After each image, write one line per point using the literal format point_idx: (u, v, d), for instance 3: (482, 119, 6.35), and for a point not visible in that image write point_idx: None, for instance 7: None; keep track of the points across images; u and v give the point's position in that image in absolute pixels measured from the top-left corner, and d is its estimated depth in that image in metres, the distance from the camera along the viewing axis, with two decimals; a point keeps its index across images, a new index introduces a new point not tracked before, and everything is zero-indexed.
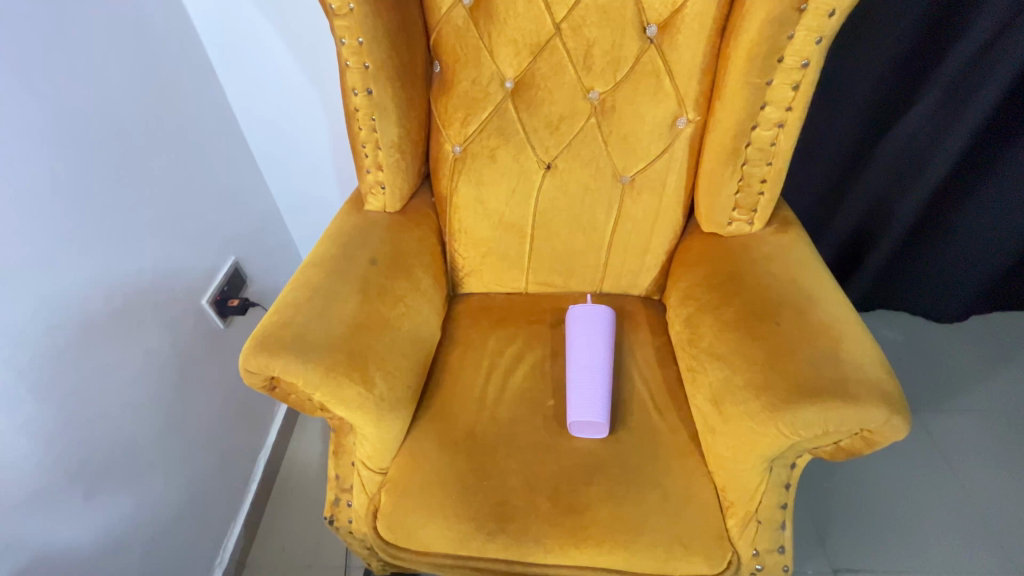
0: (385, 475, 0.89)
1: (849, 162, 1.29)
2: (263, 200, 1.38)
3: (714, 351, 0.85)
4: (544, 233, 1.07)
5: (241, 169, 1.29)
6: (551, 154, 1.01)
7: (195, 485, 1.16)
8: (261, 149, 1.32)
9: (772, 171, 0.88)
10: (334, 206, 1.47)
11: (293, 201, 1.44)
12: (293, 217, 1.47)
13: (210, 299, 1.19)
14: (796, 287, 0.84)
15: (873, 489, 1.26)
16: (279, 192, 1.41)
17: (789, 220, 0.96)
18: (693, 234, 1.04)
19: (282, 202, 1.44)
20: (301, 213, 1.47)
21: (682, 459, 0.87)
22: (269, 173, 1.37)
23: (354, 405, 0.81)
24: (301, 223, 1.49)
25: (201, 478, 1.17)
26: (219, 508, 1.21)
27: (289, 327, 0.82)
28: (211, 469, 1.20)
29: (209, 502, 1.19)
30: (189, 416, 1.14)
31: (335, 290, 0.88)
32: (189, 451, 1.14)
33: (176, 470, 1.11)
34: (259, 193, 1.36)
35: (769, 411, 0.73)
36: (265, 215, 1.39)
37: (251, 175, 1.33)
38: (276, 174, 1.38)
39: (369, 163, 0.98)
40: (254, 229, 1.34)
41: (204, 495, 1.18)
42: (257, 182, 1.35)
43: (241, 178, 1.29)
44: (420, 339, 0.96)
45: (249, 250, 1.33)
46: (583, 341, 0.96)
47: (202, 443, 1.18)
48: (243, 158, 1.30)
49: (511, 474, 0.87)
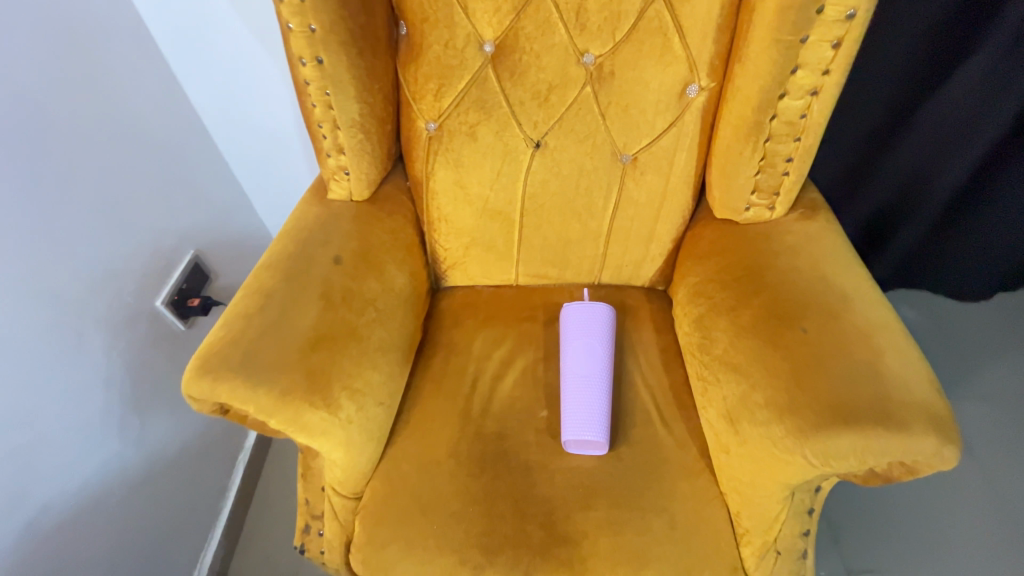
0: (360, 501, 0.79)
1: (883, 130, 1.15)
2: (225, 186, 1.23)
3: (730, 361, 0.74)
4: (535, 221, 0.95)
5: (196, 152, 1.15)
6: (540, 131, 0.87)
7: (164, 501, 1.07)
8: (215, 125, 1.17)
9: (800, 148, 0.74)
10: (305, 185, 1.31)
11: (260, 184, 1.29)
12: (261, 201, 1.33)
13: (167, 300, 1.06)
14: (828, 286, 0.71)
15: (898, 484, 1.17)
16: (243, 172, 1.26)
17: (817, 203, 0.83)
18: (705, 219, 0.91)
19: (249, 186, 1.29)
20: (269, 196, 1.32)
21: (690, 480, 0.77)
22: (230, 154, 1.23)
23: (317, 432, 0.71)
24: (270, 207, 1.34)
25: (170, 493, 1.08)
26: (192, 521, 1.12)
27: (237, 344, 0.70)
28: (182, 482, 1.11)
29: (182, 516, 1.10)
30: (150, 430, 1.04)
31: (293, 297, 0.76)
32: (154, 466, 1.05)
33: (139, 487, 1.02)
34: (219, 178, 1.22)
35: (793, 438, 0.63)
36: (229, 202, 1.25)
37: (207, 157, 1.18)
38: (237, 155, 1.23)
39: (328, 145, 0.84)
40: (213, 215, 1.20)
41: (176, 510, 1.09)
42: (216, 165, 1.21)
43: (197, 163, 1.15)
44: (395, 347, 0.85)
45: (211, 237, 1.19)
46: (580, 346, 0.84)
47: (170, 458, 1.08)
48: (196, 137, 1.14)
49: (500, 499, 0.77)
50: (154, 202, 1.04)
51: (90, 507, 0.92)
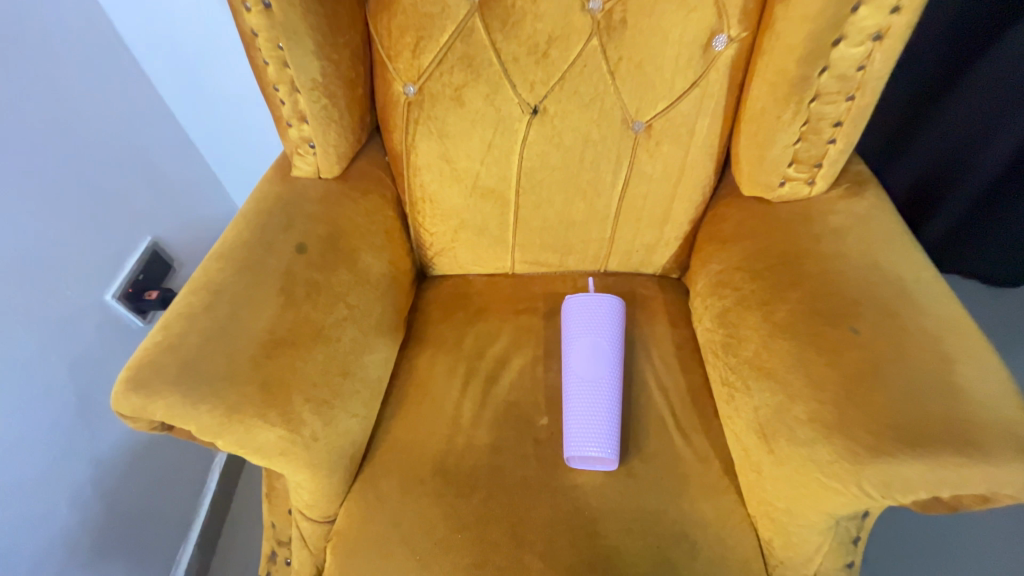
0: (333, 525, 0.69)
1: (933, 88, 0.98)
2: (184, 160, 1.09)
3: (763, 366, 0.63)
4: (532, 200, 0.82)
5: (147, 122, 1.00)
6: (538, 94, 0.74)
7: (131, 518, 0.94)
8: (170, 89, 1.01)
9: (853, 110, 0.61)
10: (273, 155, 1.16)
11: (223, 157, 1.14)
12: (227, 176, 1.18)
13: (119, 293, 0.93)
14: (883, 277, 0.60)
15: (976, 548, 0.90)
16: (205, 144, 1.11)
17: (864, 176, 0.70)
18: (729, 197, 0.78)
19: (212, 159, 1.15)
20: (234, 170, 1.17)
21: (713, 501, 0.66)
22: (188, 124, 1.07)
23: (275, 452, 0.61)
24: (237, 182, 1.20)
25: (136, 509, 0.96)
26: (163, 533, 1.01)
27: (177, 351, 0.58)
28: (149, 495, 0.98)
29: (149, 532, 0.98)
30: (109, 441, 0.91)
31: (246, 293, 0.65)
32: (114, 481, 0.92)
33: (98, 504, 0.89)
34: (176, 151, 1.07)
35: (847, 464, 0.51)
36: (190, 177, 1.11)
37: (162, 127, 1.03)
38: (196, 124, 1.08)
39: (288, 112, 0.71)
40: (170, 192, 1.06)
41: (146, 524, 0.97)
42: (173, 136, 1.06)
43: (149, 134, 1.00)
44: (370, 349, 0.74)
45: (169, 219, 1.06)
46: (585, 346, 0.73)
47: (134, 471, 0.95)
48: (147, 103, 0.99)
49: (494, 523, 0.67)
50: (98, 182, 0.90)
51: (49, 533, 0.80)
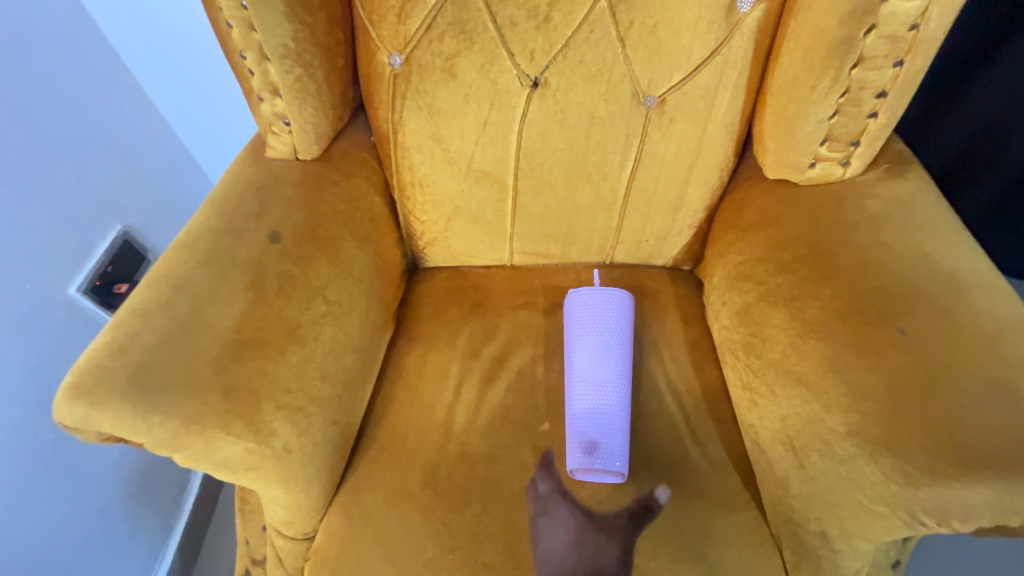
0: (312, 543, 0.63)
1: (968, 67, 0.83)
2: (155, 140, 0.98)
3: (792, 371, 0.56)
4: (532, 184, 0.75)
5: (109, 92, 0.88)
6: (538, 64, 0.66)
7: (106, 541, 0.84)
8: (133, 55, 0.89)
9: (900, 78, 0.53)
10: (250, 131, 1.04)
11: (196, 132, 1.03)
12: (203, 157, 1.07)
13: (85, 286, 0.84)
14: (933, 270, 0.52)
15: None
16: (176, 117, 0.99)
17: (904, 156, 0.63)
18: (750, 180, 0.71)
19: (186, 136, 1.03)
20: (210, 150, 1.06)
21: (733, 519, 0.59)
22: (155, 94, 0.95)
23: (241, 467, 0.54)
24: (214, 164, 1.09)
25: (112, 531, 0.85)
26: (139, 555, 0.89)
27: (128, 355, 0.51)
28: (127, 514, 0.87)
29: (124, 556, 0.86)
30: (76, 449, 0.79)
31: (210, 289, 0.57)
32: (82, 494, 0.80)
33: (62, 521, 0.77)
34: (145, 128, 0.96)
35: (895, 487, 0.45)
36: (161, 156, 1.00)
37: (129, 103, 0.92)
38: (167, 100, 0.96)
39: (260, 85, 0.64)
40: (138, 172, 0.95)
41: (121, 546, 0.86)
42: (139, 107, 0.94)
43: (112, 105, 0.89)
44: (352, 349, 0.67)
45: (140, 203, 0.95)
46: (589, 344, 0.66)
47: (107, 488, 0.84)
48: (108, 69, 0.87)
49: (489, 541, 0.60)
50: (56, 164, 0.80)
51: (9, 568, 0.69)
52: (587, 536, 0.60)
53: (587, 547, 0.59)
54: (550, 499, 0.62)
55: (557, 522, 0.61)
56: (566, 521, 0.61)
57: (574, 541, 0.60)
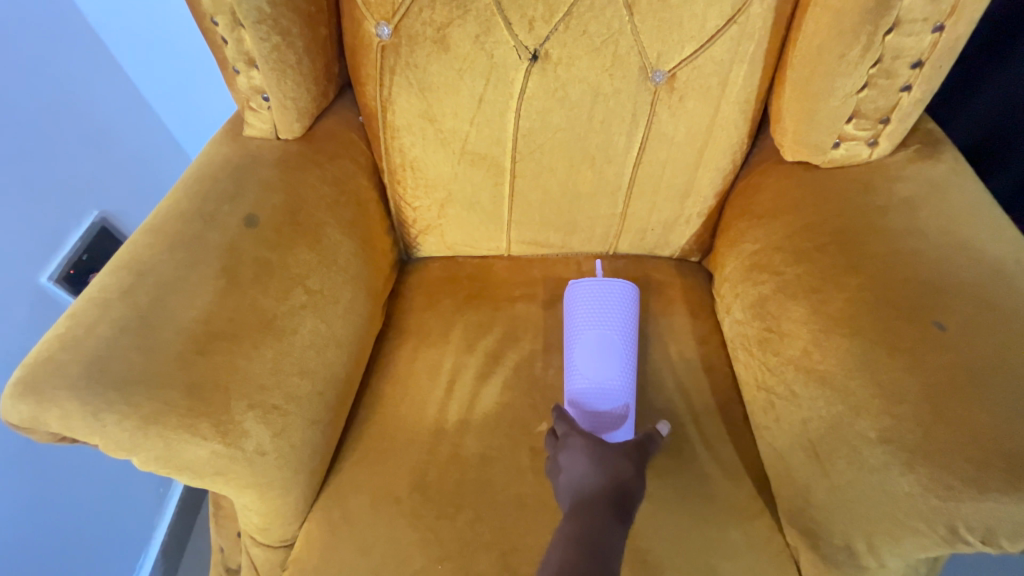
0: (290, 551, 0.59)
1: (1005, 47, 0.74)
2: (133, 119, 0.91)
3: (814, 369, 0.51)
4: (531, 168, 0.69)
5: (74, 58, 0.80)
6: (538, 34, 0.60)
7: (82, 546, 0.78)
8: (100, 16, 0.81)
9: (939, 46, 0.48)
10: (230, 104, 0.96)
11: (173, 104, 0.94)
12: (181, 131, 0.99)
13: (58, 275, 0.78)
14: (974, 261, 0.48)
15: None
16: (149, 87, 0.91)
17: (936, 136, 0.57)
18: (766, 164, 0.65)
19: (161, 108, 0.94)
20: (190, 131, 0.99)
21: (745, 529, 0.54)
22: (126, 60, 0.86)
23: (207, 471, 0.50)
24: (193, 139, 1.00)
25: (88, 536, 0.79)
26: (120, 556, 0.84)
27: (82, 348, 0.47)
28: (107, 515, 0.82)
29: (102, 559, 0.81)
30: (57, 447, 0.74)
31: (176, 278, 0.52)
32: (63, 494, 0.75)
33: (39, 525, 0.71)
34: (116, 98, 0.87)
35: (934, 500, 0.41)
36: (136, 131, 0.91)
37: (104, 80, 0.85)
38: (146, 76, 0.89)
39: (235, 55, 0.59)
40: (109, 147, 0.87)
41: (100, 548, 0.81)
42: (108, 75, 0.85)
43: (77, 73, 0.80)
44: (336, 343, 0.62)
45: (114, 183, 0.88)
46: (590, 340, 0.61)
47: (83, 491, 0.78)
48: (71, 33, 0.79)
49: (482, 551, 0.56)
50: (14, 139, 0.72)
51: None
52: (614, 467, 0.53)
53: (616, 476, 0.52)
54: (570, 435, 0.56)
55: (581, 455, 0.54)
56: (592, 453, 0.53)
57: (602, 469, 0.52)
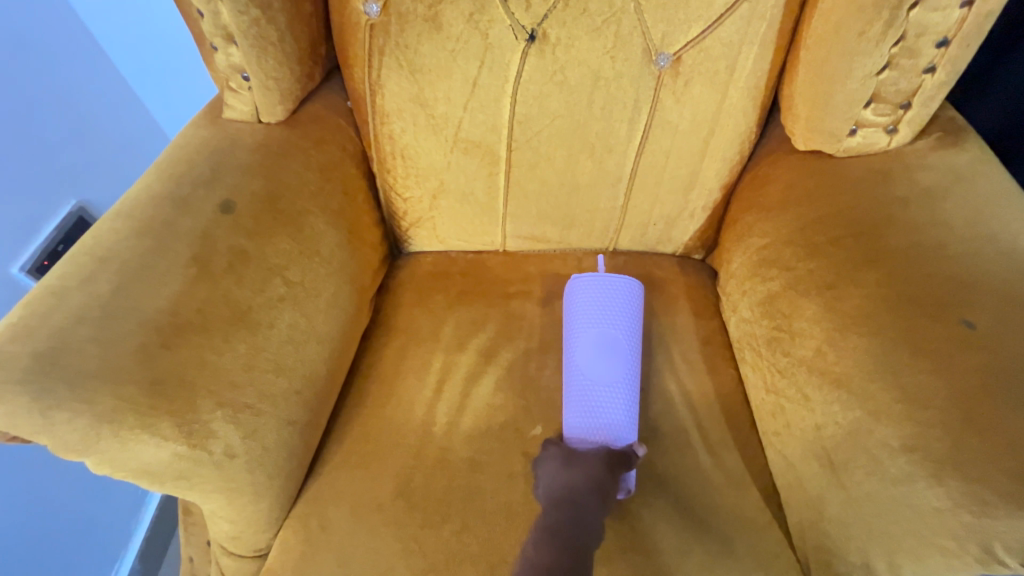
0: (263, 562, 0.55)
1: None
2: (114, 103, 0.87)
3: (829, 371, 0.48)
4: (527, 157, 0.66)
5: (51, 36, 0.76)
6: (536, 13, 0.57)
7: (57, 549, 0.74)
8: None
9: (968, 22, 0.45)
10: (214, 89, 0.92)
11: (155, 89, 0.90)
12: (164, 117, 0.94)
13: (31, 265, 0.74)
14: (1006, 256, 0.44)
15: None
16: (131, 70, 0.87)
17: (959, 124, 0.54)
18: (776, 154, 0.62)
19: (143, 93, 0.90)
20: (173, 117, 0.95)
21: (754, 543, 0.50)
22: (107, 41, 0.83)
23: (169, 474, 0.46)
24: (176, 126, 0.96)
25: (63, 537, 0.75)
26: (97, 557, 0.80)
27: (31, 340, 0.43)
28: (83, 516, 0.78)
29: (79, 560, 0.78)
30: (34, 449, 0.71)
31: (140, 266, 0.49)
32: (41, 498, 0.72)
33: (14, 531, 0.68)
34: (96, 81, 0.83)
35: (966, 516, 0.38)
36: (116, 116, 0.87)
37: (84, 62, 0.81)
38: (128, 59, 0.85)
39: (212, 30, 0.55)
40: (87, 132, 0.83)
41: (76, 549, 0.77)
42: (88, 57, 0.81)
43: (54, 52, 0.76)
44: (316, 339, 0.58)
45: (92, 171, 0.84)
46: (593, 339, 0.57)
47: (61, 490, 0.74)
48: (48, 10, 0.75)
49: (469, 565, 0.52)
50: None
51: None
52: (588, 477, 0.50)
53: (596, 488, 0.49)
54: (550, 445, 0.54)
55: (556, 464, 0.52)
56: (563, 461, 0.51)
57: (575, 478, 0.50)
